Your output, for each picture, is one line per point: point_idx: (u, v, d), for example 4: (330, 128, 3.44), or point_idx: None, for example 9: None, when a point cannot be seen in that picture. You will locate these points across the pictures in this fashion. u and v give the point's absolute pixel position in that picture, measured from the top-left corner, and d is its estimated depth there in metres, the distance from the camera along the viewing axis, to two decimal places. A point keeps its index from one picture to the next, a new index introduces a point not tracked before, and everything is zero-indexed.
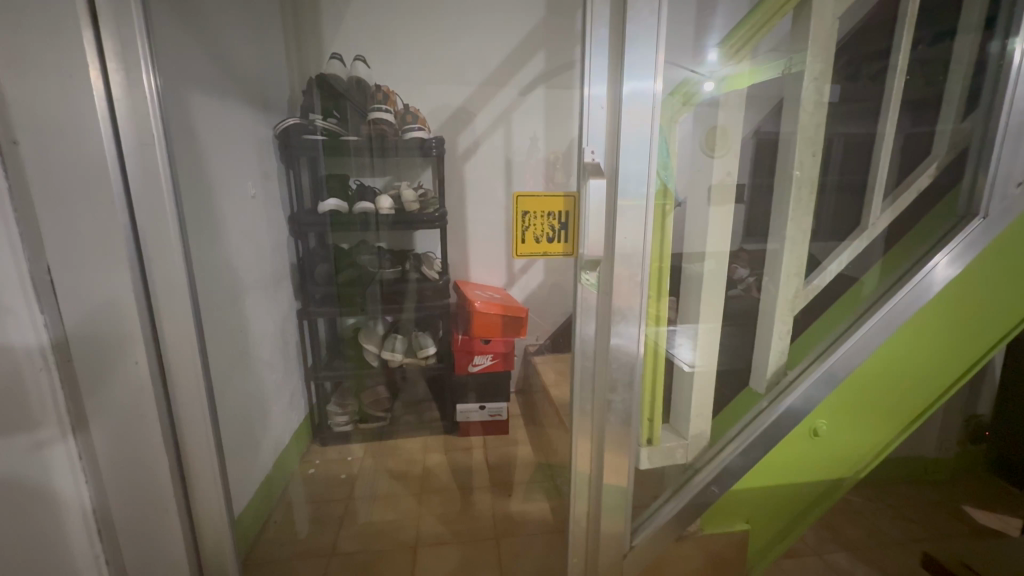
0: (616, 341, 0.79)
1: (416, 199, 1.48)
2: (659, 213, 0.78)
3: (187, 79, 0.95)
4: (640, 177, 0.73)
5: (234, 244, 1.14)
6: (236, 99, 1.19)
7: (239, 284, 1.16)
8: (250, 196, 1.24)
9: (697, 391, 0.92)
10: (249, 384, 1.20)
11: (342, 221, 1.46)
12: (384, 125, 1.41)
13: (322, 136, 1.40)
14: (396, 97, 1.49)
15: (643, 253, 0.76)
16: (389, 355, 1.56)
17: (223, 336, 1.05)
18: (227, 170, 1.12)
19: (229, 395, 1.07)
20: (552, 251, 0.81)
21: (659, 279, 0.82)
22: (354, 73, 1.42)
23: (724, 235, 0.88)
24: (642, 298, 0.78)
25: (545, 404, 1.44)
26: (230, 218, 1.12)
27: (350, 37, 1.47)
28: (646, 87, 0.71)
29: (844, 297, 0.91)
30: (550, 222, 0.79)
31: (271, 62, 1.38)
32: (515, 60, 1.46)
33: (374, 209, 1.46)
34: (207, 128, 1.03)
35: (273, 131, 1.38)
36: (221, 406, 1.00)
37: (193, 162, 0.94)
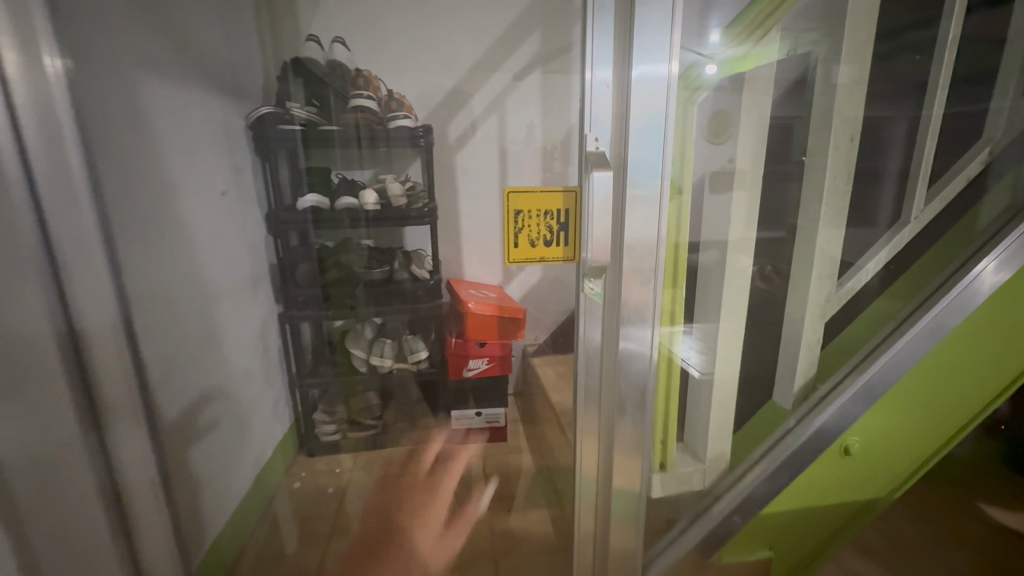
0: (625, 348, 0.70)
1: (403, 193, 1.37)
2: (675, 208, 0.69)
3: (131, 63, 0.83)
4: (653, 168, 0.64)
5: (200, 249, 1.03)
6: (198, 86, 1.07)
7: (208, 292, 1.06)
8: (219, 192, 1.12)
9: (716, 412, 0.82)
10: (225, 398, 1.11)
11: (327, 217, 1.35)
12: (367, 114, 1.30)
13: (301, 126, 1.29)
14: (379, 84, 1.38)
15: (656, 251, 0.67)
16: (378, 361, 1.45)
17: (183, 351, 0.93)
18: (190, 168, 1.01)
19: (197, 415, 0.98)
20: (554, 258, 0.72)
21: (673, 280, 0.72)
22: (332, 56, 1.32)
23: (747, 228, 0.79)
24: (657, 296, 0.69)
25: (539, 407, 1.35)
26: (195, 221, 1.02)
27: (329, 17, 1.34)
28: (659, 69, 0.61)
29: (876, 305, 0.82)
30: (547, 221, 0.70)
31: (241, 46, 1.27)
32: (510, 40, 1.35)
33: (358, 205, 1.35)
34: (162, 122, 0.92)
35: (245, 121, 1.26)
36: (177, 432, 0.89)
37: (138, 160, 0.83)
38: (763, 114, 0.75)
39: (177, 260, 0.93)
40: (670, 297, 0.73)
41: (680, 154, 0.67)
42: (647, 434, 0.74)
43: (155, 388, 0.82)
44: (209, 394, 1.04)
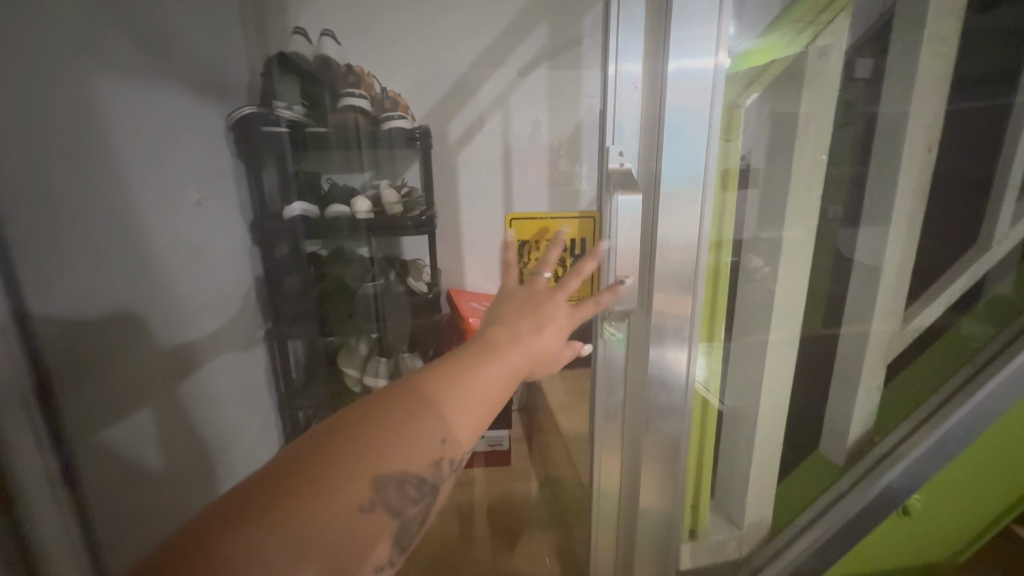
0: (659, 369, 0.65)
1: (399, 200, 1.26)
2: (719, 204, 0.62)
3: (70, 60, 0.73)
4: (693, 164, 0.57)
5: (174, 265, 0.95)
6: (168, 82, 0.97)
7: (183, 310, 0.97)
8: (193, 203, 1.02)
9: (755, 466, 0.76)
10: (208, 423, 1.03)
11: (319, 225, 1.25)
12: (360, 115, 1.19)
13: (287, 128, 1.17)
14: (372, 80, 1.27)
15: (698, 264, 0.62)
16: (372, 381, 1.29)
17: (144, 380, 0.84)
18: (160, 176, 0.92)
19: (171, 446, 0.90)
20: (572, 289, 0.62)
21: (715, 305, 0.66)
22: (320, 49, 1.19)
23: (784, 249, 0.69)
24: (697, 304, 0.63)
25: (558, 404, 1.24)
26: (167, 236, 0.93)
27: (320, 10, 1.25)
28: (700, 62, 0.54)
29: (948, 350, 0.70)
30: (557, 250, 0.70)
31: (225, 37, 1.15)
32: (513, 32, 1.30)
33: (350, 213, 1.25)
34: (120, 127, 0.82)
35: (225, 122, 1.13)
36: (143, 469, 0.80)
37: (83, 168, 0.73)
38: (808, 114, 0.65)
39: (138, 280, 0.84)
40: (715, 321, 0.68)
41: (723, 161, 0.61)
42: (679, 479, 0.70)
43: (124, 419, 0.76)
44: (184, 424, 0.95)
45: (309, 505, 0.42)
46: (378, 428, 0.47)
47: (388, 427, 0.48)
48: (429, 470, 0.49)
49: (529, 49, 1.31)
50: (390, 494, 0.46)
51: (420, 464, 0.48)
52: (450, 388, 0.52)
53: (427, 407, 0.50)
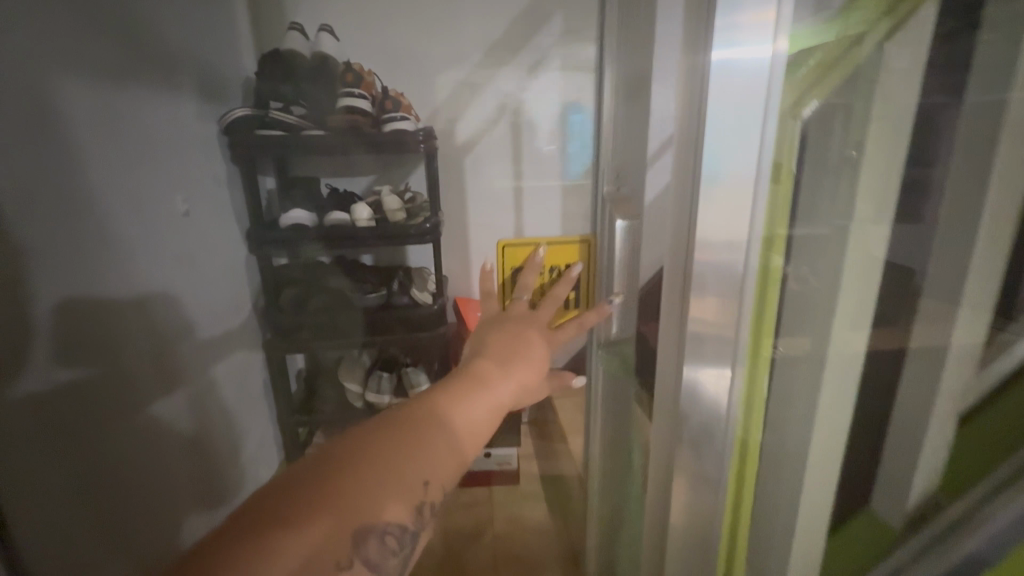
0: (691, 401, 0.53)
1: (402, 207, 1.18)
2: (778, 202, 0.48)
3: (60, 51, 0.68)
4: (742, 163, 0.44)
5: (168, 274, 0.90)
6: (165, 81, 0.92)
7: (185, 316, 0.95)
8: (182, 212, 0.95)
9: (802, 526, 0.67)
10: (210, 433, 1.00)
11: (310, 237, 1.13)
12: (359, 116, 1.09)
13: (279, 131, 1.07)
14: (373, 78, 1.18)
15: (745, 278, 0.48)
16: (373, 398, 1.23)
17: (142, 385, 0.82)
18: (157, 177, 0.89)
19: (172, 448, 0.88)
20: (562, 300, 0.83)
21: (762, 324, 0.52)
22: (318, 47, 1.12)
23: (869, 279, 0.53)
24: (744, 327, 0.50)
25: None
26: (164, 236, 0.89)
27: (321, 8, 1.18)
28: (758, 51, 0.41)
29: None
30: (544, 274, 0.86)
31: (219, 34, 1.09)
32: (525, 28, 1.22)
33: (351, 221, 1.15)
34: (113, 125, 0.79)
35: (218, 126, 1.08)
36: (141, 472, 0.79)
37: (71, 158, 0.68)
38: (906, 105, 0.49)
39: (133, 281, 0.81)
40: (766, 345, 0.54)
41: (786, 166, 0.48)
42: (712, 554, 0.59)
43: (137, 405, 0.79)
44: (187, 425, 0.94)
45: (288, 526, 0.35)
46: (381, 450, 0.42)
47: (388, 444, 0.42)
48: (419, 511, 0.43)
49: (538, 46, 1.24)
50: (370, 548, 0.39)
51: (411, 505, 0.42)
52: (453, 406, 0.49)
53: (428, 430, 0.45)
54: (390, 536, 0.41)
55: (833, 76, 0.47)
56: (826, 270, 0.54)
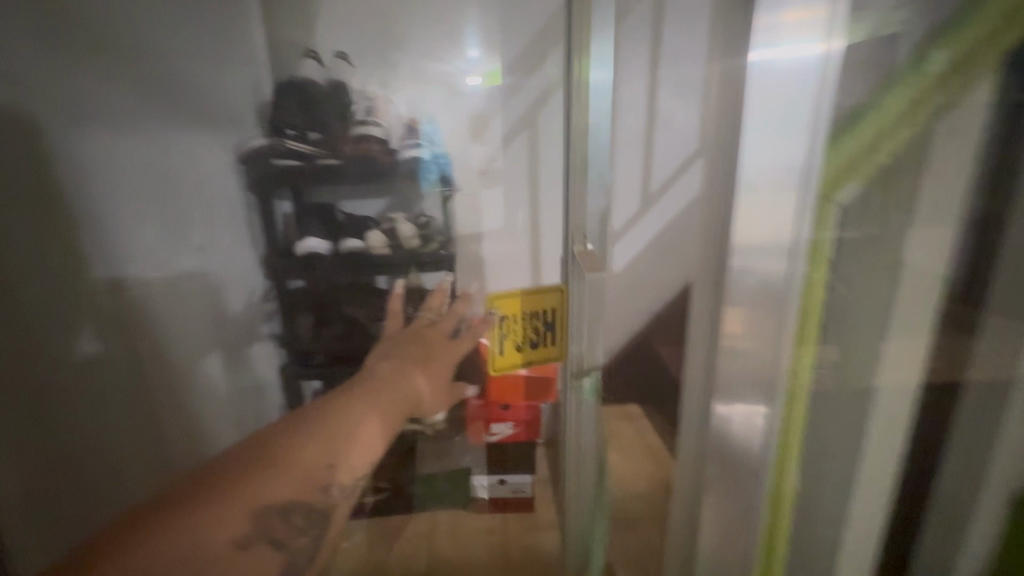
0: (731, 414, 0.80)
1: (415, 233, 1.19)
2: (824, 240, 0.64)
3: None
4: (793, 162, 0.64)
5: (190, 262, 1.14)
6: (161, 107, 1.06)
7: (182, 323, 1.15)
8: (194, 250, 1.15)
9: (802, 526, 0.78)
10: (209, 420, 1.19)
11: (324, 266, 1.15)
12: (373, 146, 1.11)
13: (295, 159, 1.10)
14: (389, 104, 1.17)
15: (789, 286, 0.68)
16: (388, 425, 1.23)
17: (89, 359, 1.02)
18: (160, 193, 1.09)
19: (142, 397, 1.11)
20: (539, 351, 0.99)
21: (803, 335, 0.68)
22: (333, 75, 1.13)
23: (931, 301, 0.61)
24: (777, 346, 0.70)
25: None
26: (161, 253, 1.10)
27: (335, 25, 1.13)
28: (808, 46, 0.61)
29: None
30: (531, 327, 0.96)
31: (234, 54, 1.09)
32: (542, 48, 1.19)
33: (364, 248, 1.15)
34: (84, 159, 0.99)
35: (234, 153, 1.14)
36: (90, 420, 1.04)
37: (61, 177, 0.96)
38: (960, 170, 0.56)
39: (129, 263, 1.06)
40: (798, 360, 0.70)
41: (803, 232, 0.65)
42: None
43: (96, 371, 1.03)
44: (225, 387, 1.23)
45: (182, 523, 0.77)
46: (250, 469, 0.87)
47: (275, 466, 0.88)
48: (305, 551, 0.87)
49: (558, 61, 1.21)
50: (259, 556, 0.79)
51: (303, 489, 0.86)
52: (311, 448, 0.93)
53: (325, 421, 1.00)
54: (314, 514, 0.88)
55: (867, 168, 0.60)
56: (859, 284, 0.65)
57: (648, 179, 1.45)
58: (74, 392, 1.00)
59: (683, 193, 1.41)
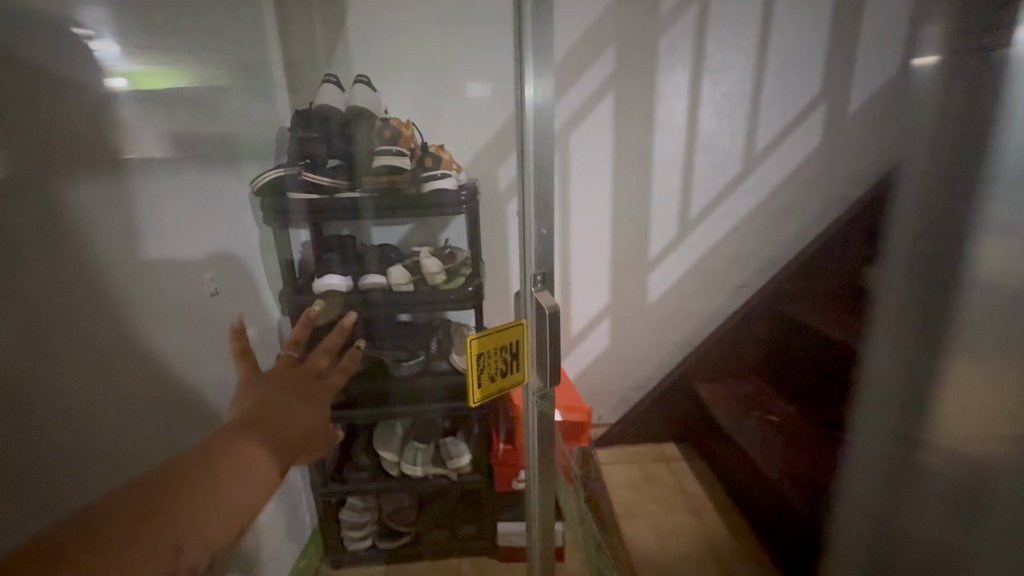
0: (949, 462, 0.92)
1: (441, 269, 1.09)
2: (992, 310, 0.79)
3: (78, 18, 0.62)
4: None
5: (210, 248, 0.90)
6: (181, 123, 0.81)
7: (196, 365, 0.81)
8: (210, 291, 0.88)
9: None
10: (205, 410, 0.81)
11: (345, 305, 1.05)
12: (396, 176, 1.01)
13: (314, 191, 1.01)
14: (412, 129, 1.09)
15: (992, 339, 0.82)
16: (409, 470, 1.16)
17: (109, 359, 0.65)
18: (165, 185, 0.78)
19: (124, 431, 0.67)
20: (505, 386, 0.73)
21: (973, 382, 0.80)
22: (352, 100, 1.05)
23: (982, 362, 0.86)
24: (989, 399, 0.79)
25: (703, 425, 1.35)
26: (184, 280, 0.81)
27: (363, 53, 1.15)
28: None
29: None
30: (502, 356, 0.70)
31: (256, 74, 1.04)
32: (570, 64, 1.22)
33: (387, 284, 1.07)
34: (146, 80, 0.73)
35: (250, 186, 1.00)
36: (64, 397, 0.59)
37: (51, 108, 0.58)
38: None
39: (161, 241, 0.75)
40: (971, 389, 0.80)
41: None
42: None
43: (96, 349, 0.63)
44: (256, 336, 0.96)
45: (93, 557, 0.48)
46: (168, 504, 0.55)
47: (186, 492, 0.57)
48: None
49: (594, 78, 1.24)
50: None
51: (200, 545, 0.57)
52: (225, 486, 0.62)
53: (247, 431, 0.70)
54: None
55: None
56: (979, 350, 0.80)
57: (687, 204, 1.35)
58: (63, 363, 0.59)
59: (727, 218, 1.36)
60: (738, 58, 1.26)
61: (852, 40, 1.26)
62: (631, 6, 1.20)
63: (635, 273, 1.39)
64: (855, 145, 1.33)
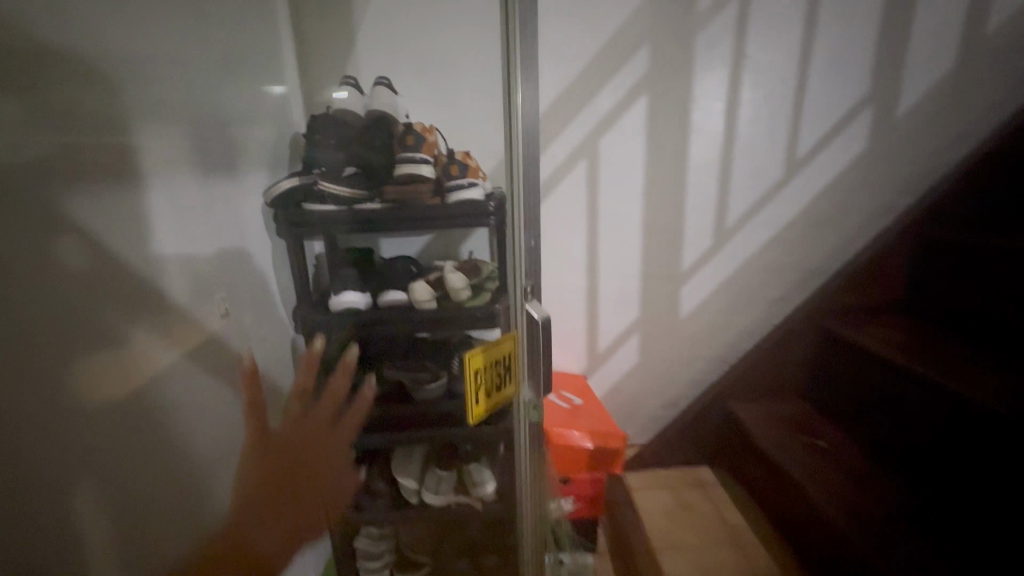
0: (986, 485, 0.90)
1: (467, 284, 1.01)
2: None
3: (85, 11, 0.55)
4: None
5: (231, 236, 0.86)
6: (189, 141, 0.74)
7: (199, 404, 0.72)
8: (221, 315, 0.79)
9: None
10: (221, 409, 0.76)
11: (363, 325, 0.98)
12: (418, 184, 0.93)
13: (331, 204, 0.93)
14: (436, 136, 1.01)
15: None
16: (430, 497, 1.08)
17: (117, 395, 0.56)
18: (186, 179, 0.74)
19: (128, 472, 0.57)
20: (498, 400, 0.77)
21: None
22: (373, 104, 0.97)
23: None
24: None
25: (741, 448, 1.25)
26: (202, 291, 0.74)
27: (384, 56, 1.12)
28: None
29: None
30: (498, 369, 0.75)
31: (264, 75, 0.98)
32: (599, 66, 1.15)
33: (408, 301, 0.99)
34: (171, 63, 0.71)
35: (263, 198, 0.94)
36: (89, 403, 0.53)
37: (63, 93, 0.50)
38: None
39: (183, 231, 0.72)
40: None
41: None
42: None
43: (103, 380, 0.54)
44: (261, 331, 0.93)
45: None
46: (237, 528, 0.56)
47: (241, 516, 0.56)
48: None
49: (625, 80, 1.17)
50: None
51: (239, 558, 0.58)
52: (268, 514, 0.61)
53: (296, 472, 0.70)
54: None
55: None
56: None
57: (723, 212, 1.27)
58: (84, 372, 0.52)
59: (765, 228, 1.28)
60: (780, 57, 1.17)
61: (903, 39, 1.17)
62: (666, 4, 1.13)
63: (665, 285, 1.31)
64: (906, 150, 1.24)
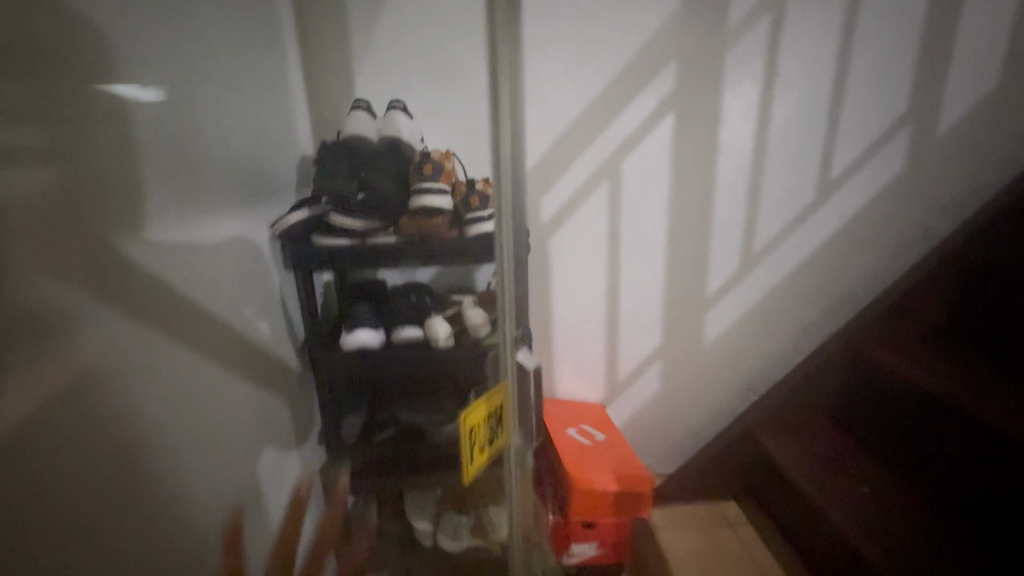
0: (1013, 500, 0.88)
1: (486, 320, 0.95)
2: None
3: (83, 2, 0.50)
4: None
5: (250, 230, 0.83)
6: (201, 179, 0.70)
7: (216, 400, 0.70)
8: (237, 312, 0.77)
9: None
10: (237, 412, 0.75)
11: (376, 364, 0.92)
12: (436, 218, 0.86)
13: (344, 238, 0.88)
14: (454, 162, 0.94)
15: None
16: (446, 544, 1.02)
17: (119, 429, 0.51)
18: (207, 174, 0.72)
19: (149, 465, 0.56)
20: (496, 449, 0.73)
21: None
22: (386, 130, 0.91)
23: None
24: None
25: (772, 485, 1.18)
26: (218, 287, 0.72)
27: (395, 77, 1.07)
28: None
29: None
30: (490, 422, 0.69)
31: (270, 97, 0.92)
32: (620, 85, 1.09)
33: (424, 340, 0.93)
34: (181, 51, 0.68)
35: (269, 231, 0.88)
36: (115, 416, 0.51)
37: (69, 103, 0.47)
38: None
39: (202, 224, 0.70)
40: None
41: None
42: None
43: (106, 404, 0.50)
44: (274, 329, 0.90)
45: None
46: None
47: None
48: None
49: (649, 98, 1.10)
50: None
51: None
52: None
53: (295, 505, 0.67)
54: None
55: None
56: None
57: (751, 236, 1.21)
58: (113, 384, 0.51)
59: (795, 251, 1.21)
60: (814, 73, 1.11)
61: (945, 54, 1.10)
62: (695, 17, 1.06)
63: (689, 312, 1.25)
64: (945, 171, 1.17)
